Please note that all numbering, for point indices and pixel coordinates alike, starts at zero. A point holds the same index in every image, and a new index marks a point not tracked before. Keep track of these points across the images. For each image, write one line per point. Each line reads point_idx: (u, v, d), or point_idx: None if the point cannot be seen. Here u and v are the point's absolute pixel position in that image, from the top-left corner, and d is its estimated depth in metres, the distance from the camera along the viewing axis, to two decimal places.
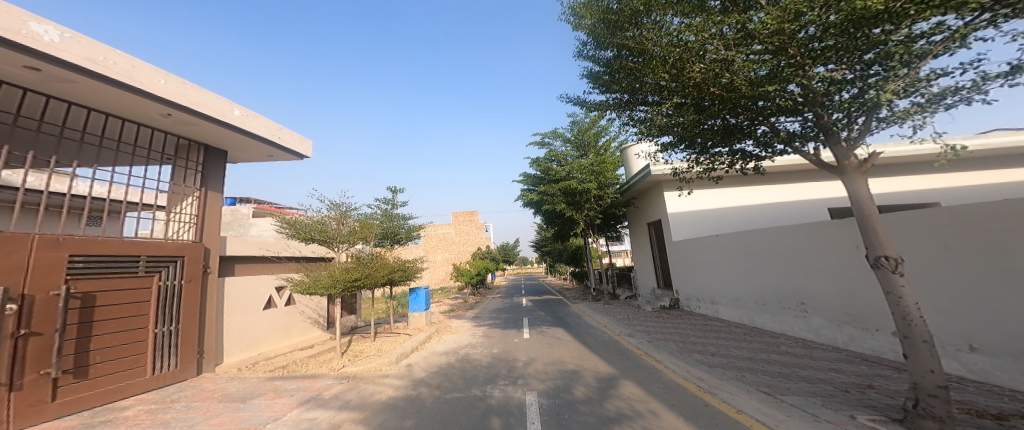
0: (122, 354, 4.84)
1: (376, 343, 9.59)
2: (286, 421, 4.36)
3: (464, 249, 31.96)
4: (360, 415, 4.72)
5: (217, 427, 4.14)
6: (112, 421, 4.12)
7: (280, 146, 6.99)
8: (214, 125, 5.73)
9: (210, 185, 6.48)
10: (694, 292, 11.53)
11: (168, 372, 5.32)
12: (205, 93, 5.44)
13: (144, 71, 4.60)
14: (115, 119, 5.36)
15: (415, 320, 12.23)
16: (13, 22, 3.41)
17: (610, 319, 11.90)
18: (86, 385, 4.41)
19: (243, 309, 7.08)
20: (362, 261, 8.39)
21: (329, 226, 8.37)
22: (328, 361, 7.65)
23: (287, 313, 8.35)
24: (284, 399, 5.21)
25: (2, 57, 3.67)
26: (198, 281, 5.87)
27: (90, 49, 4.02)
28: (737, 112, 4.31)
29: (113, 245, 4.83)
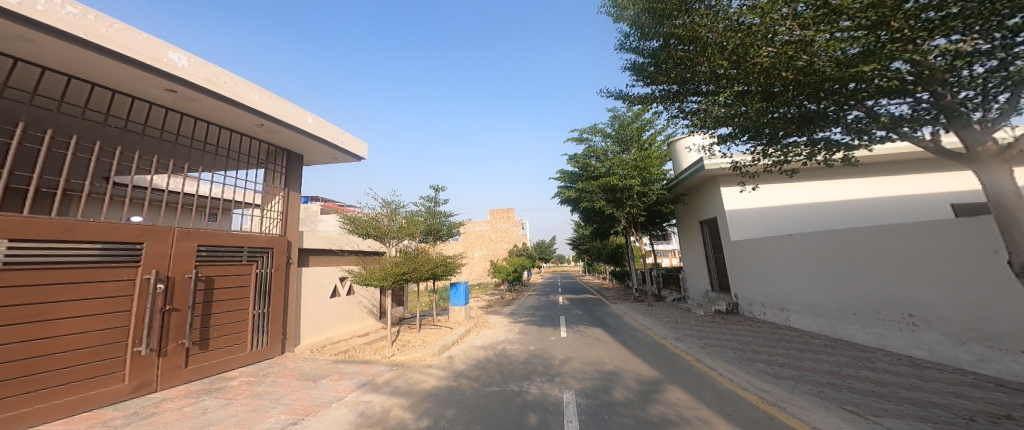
0: (229, 331, 5.71)
1: (421, 334, 10.18)
2: (347, 403, 4.88)
3: (500, 246, 32.27)
4: (408, 402, 5.12)
5: (296, 402, 4.79)
6: (223, 388, 4.94)
7: (343, 149, 7.67)
8: (294, 132, 6.51)
9: (293, 185, 7.38)
10: (752, 296, 10.23)
11: (261, 349, 6.19)
12: (286, 104, 6.19)
13: (244, 87, 5.34)
14: (225, 131, 6.29)
15: (454, 314, 12.63)
16: (156, 52, 4.22)
17: (656, 322, 11.17)
18: (205, 355, 5.27)
19: (314, 297, 7.97)
20: (409, 256, 8.96)
21: (382, 222, 9.12)
22: (380, 349, 8.27)
23: (348, 302, 9.20)
24: (346, 381, 5.82)
25: (153, 82, 4.55)
26: (283, 270, 6.76)
27: (207, 69, 4.78)
28: (820, 97, 3.82)
29: (225, 237, 5.71)
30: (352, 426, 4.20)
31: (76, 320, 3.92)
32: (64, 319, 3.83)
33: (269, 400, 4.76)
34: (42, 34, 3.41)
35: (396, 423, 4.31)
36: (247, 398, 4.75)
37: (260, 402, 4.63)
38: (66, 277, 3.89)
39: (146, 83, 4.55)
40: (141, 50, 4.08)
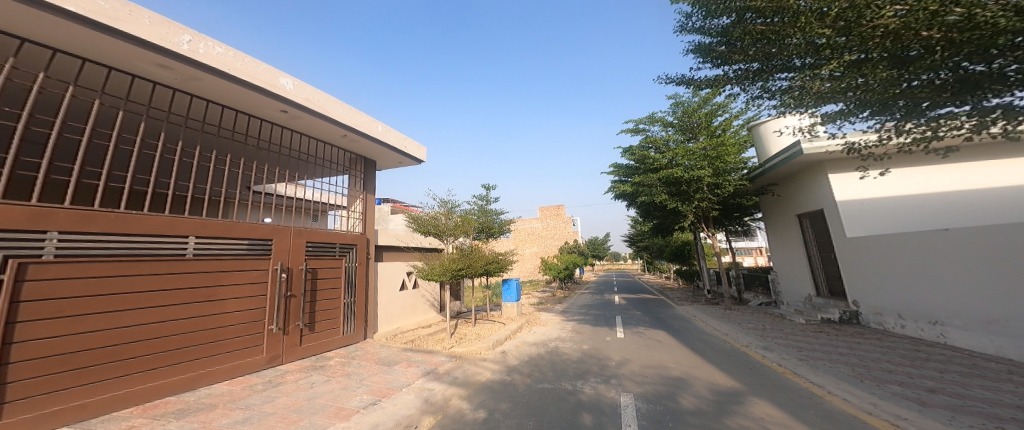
0: (327, 317, 6.50)
1: (476, 328, 10.47)
2: (413, 389, 5.20)
3: (550, 243, 31.92)
4: (465, 392, 5.28)
5: (374, 385, 5.25)
6: (324, 366, 5.62)
7: (405, 154, 8.10)
8: (367, 140, 7.08)
9: (368, 189, 8.01)
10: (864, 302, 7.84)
11: (351, 334, 6.96)
12: (360, 115, 6.72)
13: (327, 102, 5.92)
14: (321, 144, 7.09)
15: (507, 310, 12.75)
16: (271, 78, 4.94)
17: (734, 326, 8.88)
18: (313, 336, 6.11)
19: (388, 289, 8.66)
20: (464, 252, 9.19)
21: (440, 220, 9.54)
22: (441, 340, 8.64)
23: (415, 295, 9.81)
24: (413, 368, 6.20)
25: (269, 105, 5.31)
26: (363, 264, 7.56)
27: (306, 91, 5.48)
28: (991, 54, 2.85)
29: (325, 235, 6.52)
30: (418, 411, 4.46)
31: (235, 300, 4.81)
32: (224, 301, 4.68)
33: (355, 380, 5.30)
34: (191, 68, 4.14)
35: (454, 412, 4.50)
36: (340, 377, 5.36)
37: (346, 383, 5.16)
38: (225, 266, 4.73)
39: (266, 106, 5.34)
40: (260, 78, 4.77)
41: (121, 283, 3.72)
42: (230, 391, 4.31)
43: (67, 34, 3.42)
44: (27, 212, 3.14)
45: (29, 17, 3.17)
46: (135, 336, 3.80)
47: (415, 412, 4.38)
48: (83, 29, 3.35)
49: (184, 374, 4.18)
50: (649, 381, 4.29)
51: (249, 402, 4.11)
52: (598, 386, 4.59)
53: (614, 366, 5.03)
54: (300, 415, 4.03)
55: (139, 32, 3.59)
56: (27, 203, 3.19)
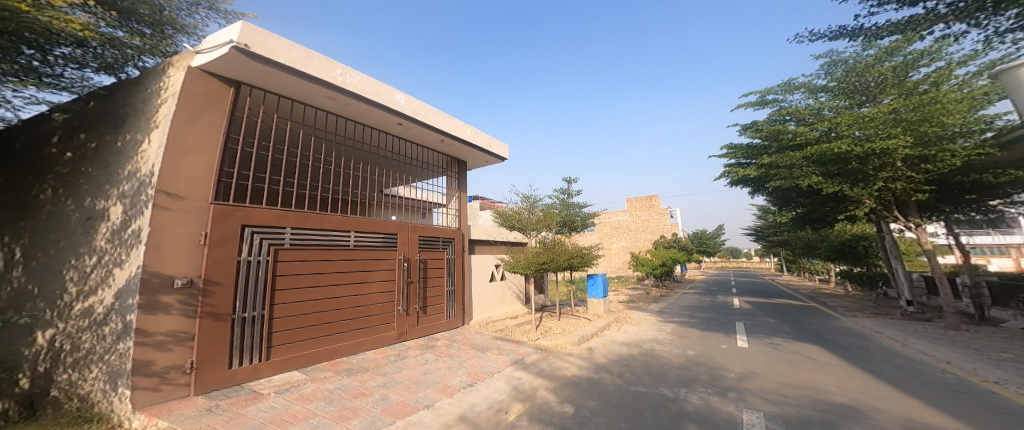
0: (435, 301, 7.24)
1: (561, 322, 10.31)
2: (503, 376, 5.30)
3: (642, 237, 29.89)
4: (552, 385, 5.18)
5: (470, 367, 5.53)
6: (433, 347, 6.23)
7: (491, 153, 8.33)
8: (459, 143, 7.53)
9: (461, 187, 8.53)
10: None
11: (453, 319, 7.61)
12: (452, 121, 7.18)
13: (426, 111, 6.46)
14: (423, 149, 7.73)
15: (593, 306, 12.24)
16: (388, 96, 5.64)
17: (961, 355, 5.64)
18: (426, 318, 6.90)
19: (479, 280, 9.07)
20: (547, 246, 9.07)
21: (523, 215, 9.66)
22: (527, 331, 8.70)
23: (503, 286, 10.08)
24: (503, 356, 6.35)
25: (388, 120, 6.07)
26: (461, 257, 8.15)
27: (415, 104, 6.16)
28: None
29: (432, 229, 7.23)
30: (508, 397, 4.56)
31: (376, 283, 5.82)
32: (375, 281, 5.80)
33: (455, 361, 5.70)
34: (346, 97, 5.09)
35: (541, 402, 4.45)
36: (444, 357, 5.82)
37: (449, 363, 5.58)
38: (369, 255, 5.76)
39: (386, 121, 6.13)
40: (382, 97, 5.50)
41: (318, 265, 4.96)
42: (374, 359, 5.23)
43: (273, 80, 4.44)
44: (272, 214, 4.44)
45: (260, 74, 4.27)
46: (326, 306, 5.04)
47: (506, 398, 4.46)
48: (277, 71, 4.26)
49: (348, 341, 5.25)
50: (788, 402, 3.65)
51: (387, 369, 4.95)
52: (707, 394, 4.15)
53: (734, 379, 4.41)
54: (416, 387, 4.53)
55: (314, 72, 4.53)
56: (274, 208, 4.56)
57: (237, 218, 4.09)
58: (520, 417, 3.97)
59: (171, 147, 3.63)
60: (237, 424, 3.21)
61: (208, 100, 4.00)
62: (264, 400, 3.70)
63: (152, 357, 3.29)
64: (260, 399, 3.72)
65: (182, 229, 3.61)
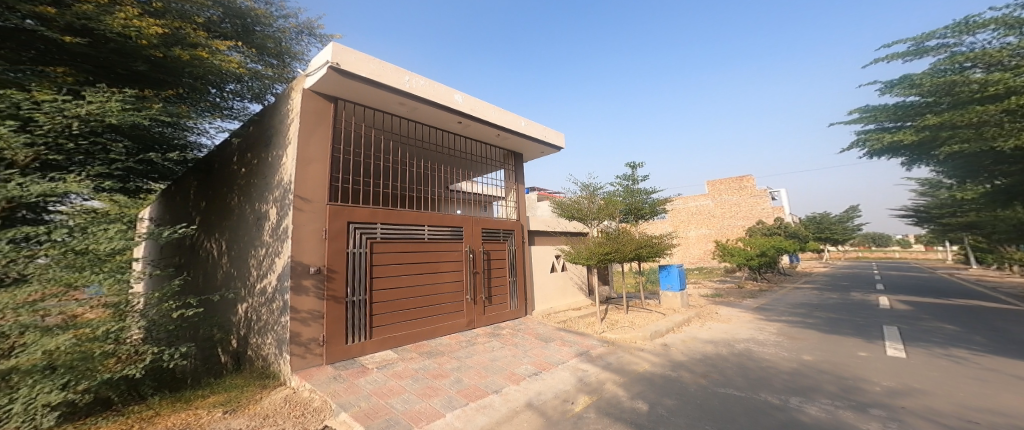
0: (500, 291, 7.34)
1: (629, 316, 9.74)
2: (568, 367, 5.08)
3: (728, 223, 27.23)
4: (621, 379, 4.83)
5: (533, 356, 5.41)
6: (498, 335, 6.32)
7: (548, 144, 8.03)
8: (514, 137, 7.43)
9: (520, 180, 8.44)
10: None
11: (517, 309, 7.59)
12: (506, 114, 7.08)
13: (481, 107, 6.50)
14: (482, 144, 7.78)
15: (668, 300, 11.33)
16: (445, 96, 5.85)
17: None
18: (492, 308, 7.04)
19: (539, 271, 8.92)
20: (611, 236, 8.56)
21: (582, 205, 9.24)
22: (591, 324, 8.33)
23: (563, 277, 9.76)
24: (567, 348, 6.09)
25: (448, 119, 6.29)
26: (523, 248, 8.11)
27: (472, 102, 6.31)
28: None
29: (493, 222, 7.32)
30: (574, 388, 4.40)
31: (444, 274, 6.20)
32: (446, 271, 6.22)
33: (520, 349, 5.67)
34: (415, 102, 5.54)
35: (610, 396, 4.18)
36: (509, 345, 5.83)
37: (514, 351, 5.57)
38: (438, 248, 6.15)
39: (447, 121, 6.37)
40: (443, 98, 5.83)
41: (396, 257, 5.53)
42: (450, 344, 5.62)
43: (354, 92, 5.09)
44: (365, 213, 5.25)
45: (346, 88, 4.98)
46: (407, 293, 5.63)
47: (572, 390, 4.31)
48: (360, 84, 4.91)
49: (424, 327, 5.74)
50: None
51: (460, 354, 5.26)
52: (835, 410, 3.47)
53: (876, 394, 3.71)
54: (486, 372, 4.67)
55: (388, 81, 5.07)
56: (368, 207, 5.36)
57: (343, 216, 4.99)
58: (588, 409, 3.84)
59: (300, 159, 4.75)
60: (352, 392, 3.96)
61: (317, 118, 4.97)
62: (370, 374, 4.43)
63: (300, 330, 4.38)
64: (365, 373, 4.44)
65: (308, 227, 4.63)
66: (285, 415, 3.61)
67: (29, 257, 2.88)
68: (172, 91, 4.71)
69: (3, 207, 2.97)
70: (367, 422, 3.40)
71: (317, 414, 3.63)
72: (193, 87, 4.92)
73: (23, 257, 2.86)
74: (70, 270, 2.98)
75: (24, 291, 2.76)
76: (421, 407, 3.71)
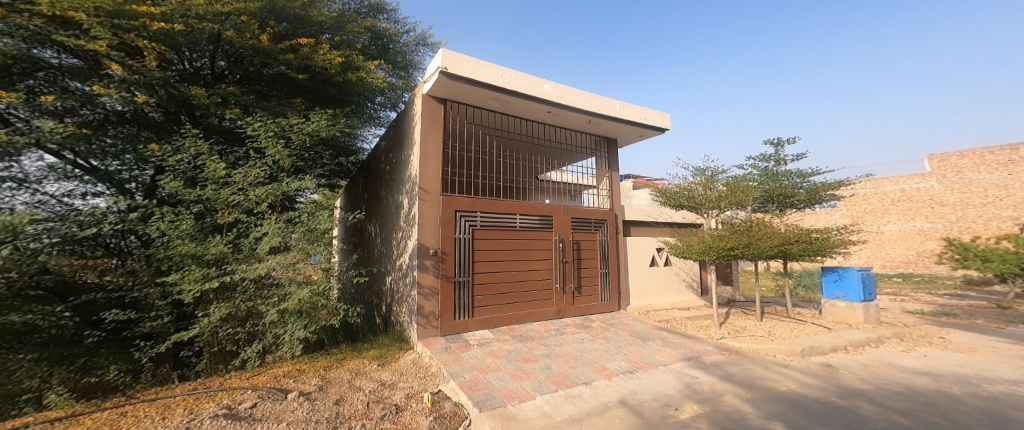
0: (590, 283, 7.40)
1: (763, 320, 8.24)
2: (672, 371, 4.80)
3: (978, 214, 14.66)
4: (747, 394, 4.19)
5: (630, 354, 5.33)
6: (588, 327, 6.43)
7: (647, 126, 7.56)
8: (608, 121, 7.29)
9: (614, 167, 8.23)
10: None
11: (608, 302, 7.57)
12: (600, 99, 7.00)
13: (571, 94, 6.62)
14: (573, 132, 7.86)
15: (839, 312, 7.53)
16: (535, 86, 6.20)
17: None
18: (581, 298, 7.19)
19: (637, 264, 8.53)
20: (737, 228, 6.99)
21: (696, 192, 7.81)
22: (702, 326, 7.47)
23: (666, 272, 9.05)
24: (671, 349, 5.65)
25: (539, 108, 6.63)
26: (616, 239, 7.96)
27: (561, 90, 6.49)
28: None
29: (582, 211, 7.42)
30: (679, 394, 4.12)
31: (535, 261, 6.64)
32: (537, 259, 6.66)
33: (614, 345, 5.64)
34: (509, 95, 6.09)
35: (729, 411, 3.71)
36: (601, 338, 5.89)
37: (608, 346, 5.57)
38: (530, 234, 6.62)
39: (537, 110, 6.71)
40: (534, 89, 6.20)
41: (492, 243, 6.22)
42: (540, 330, 6.01)
43: (459, 92, 5.95)
44: (467, 202, 6.09)
45: (452, 88, 5.83)
46: (501, 278, 6.28)
47: (676, 395, 4.06)
48: (463, 83, 5.67)
49: (516, 310, 6.33)
50: None
51: (550, 341, 5.57)
52: None
53: None
54: (576, 363, 4.83)
55: (485, 78, 5.70)
56: (471, 196, 6.20)
57: (451, 205, 5.92)
58: (696, 419, 3.54)
59: (422, 155, 5.86)
60: (456, 363, 4.65)
61: (430, 118, 6.03)
62: (471, 350, 5.11)
63: (423, 303, 5.44)
64: (469, 348, 5.16)
65: (427, 214, 5.69)
66: (414, 376, 4.57)
67: (291, 232, 4.51)
68: (348, 108, 6.88)
69: (280, 199, 4.73)
70: (469, 392, 3.93)
71: (434, 378, 4.47)
72: (354, 104, 6.95)
73: (288, 232, 4.50)
74: (309, 243, 4.55)
75: (289, 256, 4.43)
76: (513, 386, 4.11)
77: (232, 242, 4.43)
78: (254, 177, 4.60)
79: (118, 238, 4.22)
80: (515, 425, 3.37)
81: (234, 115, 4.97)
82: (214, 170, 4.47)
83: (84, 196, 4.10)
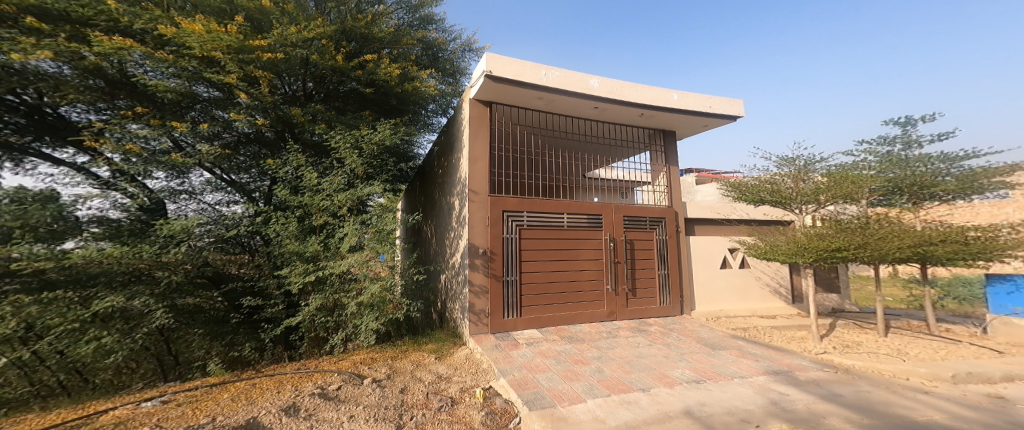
0: (647, 285, 7.26)
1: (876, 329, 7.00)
2: (753, 384, 4.29)
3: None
4: (863, 418, 3.45)
5: (696, 363, 5.05)
6: (645, 331, 6.36)
7: (712, 115, 7.12)
8: (664, 113, 7.03)
9: (671, 162, 7.94)
10: None
11: (668, 306, 7.33)
12: (653, 90, 6.81)
13: (620, 87, 6.55)
14: (624, 127, 7.79)
15: None
16: (580, 81, 6.27)
17: None
18: (636, 300, 7.09)
19: (704, 267, 8.07)
20: (845, 228, 5.14)
21: (784, 184, 5.95)
22: (789, 335, 6.70)
23: (742, 275, 8.37)
24: (751, 361, 5.10)
25: (586, 104, 6.66)
26: (675, 238, 7.66)
27: (609, 85, 6.47)
28: None
29: (635, 210, 7.28)
30: (762, 410, 3.64)
31: (586, 261, 6.76)
32: (586, 258, 6.75)
33: (676, 353, 5.42)
34: (553, 93, 6.24)
35: None
36: (659, 344, 5.77)
37: (669, 354, 5.37)
38: (580, 233, 6.75)
39: (584, 107, 6.75)
40: (579, 85, 6.27)
41: (543, 242, 6.50)
42: (591, 332, 6.13)
43: (505, 94, 6.27)
44: (513, 201, 6.39)
45: (499, 91, 6.15)
46: (550, 278, 6.49)
47: (758, 411, 3.61)
48: (509, 86, 5.95)
49: (569, 311, 6.51)
50: None
51: (601, 344, 5.64)
52: None
53: None
54: (630, 369, 4.81)
55: (530, 79, 5.92)
56: (518, 197, 6.51)
57: (500, 205, 6.26)
58: None
59: (471, 158, 6.27)
60: (507, 361, 4.95)
61: (478, 121, 6.43)
62: (519, 349, 5.42)
63: (473, 301, 5.84)
64: (518, 347, 5.45)
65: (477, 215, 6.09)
66: (467, 371, 5.00)
67: (364, 233, 5.10)
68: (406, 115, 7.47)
69: (353, 203, 5.32)
70: (519, 390, 4.14)
71: (485, 374, 4.81)
72: (413, 113, 7.52)
73: (362, 232, 5.10)
74: (378, 242, 5.12)
75: (363, 254, 5.04)
76: (563, 387, 4.25)
77: (321, 241, 5.19)
78: (336, 184, 5.25)
79: (248, 237, 5.22)
80: (566, 426, 3.42)
81: (323, 130, 5.64)
82: (311, 180, 5.24)
83: (228, 204, 5.29)
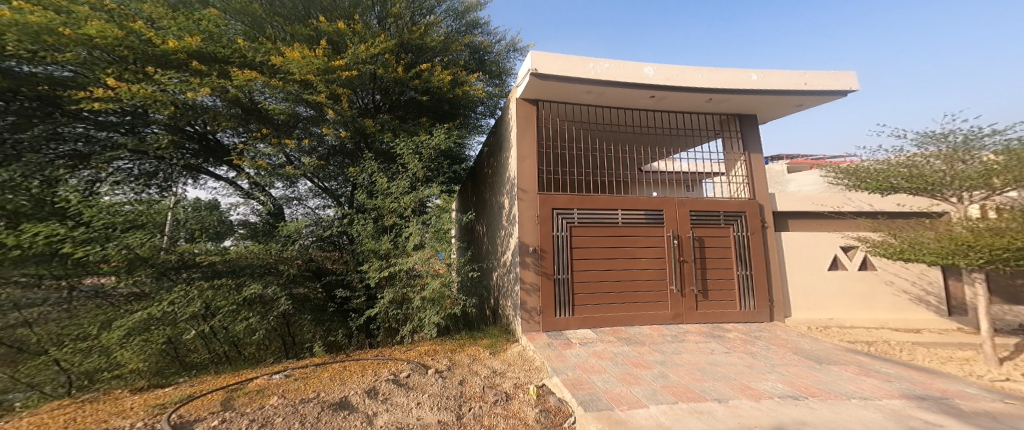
0: (720, 287, 5.88)
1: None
2: (885, 409, 2.94)
3: None
4: None
5: (792, 376, 3.72)
6: (720, 337, 5.08)
7: (812, 93, 5.56)
8: (741, 96, 5.72)
9: (752, 148, 6.43)
10: None
11: (750, 311, 5.86)
12: (726, 70, 5.55)
13: (683, 73, 5.45)
14: (689, 115, 6.55)
15: None
16: (632, 71, 5.35)
17: None
18: (709, 304, 5.80)
19: (802, 266, 6.16)
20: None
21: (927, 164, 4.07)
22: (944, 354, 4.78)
23: (863, 279, 6.19)
24: (881, 380, 3.61)
25: (640, 94, 5.70)
26: (761, 235, 6.11)
27: (668, 71, 5.43)
28: None
29: (706, 202, 5.98)
30: None
31: (637, 262, 5.69)
32: (641, 257, 5.69)
33: (764, 363, 4.11)
34: (602, 86, 5.40)
35: None
36: (741, 352, 4.51)
37: (753, 363, 4.10)
38: (631, 234, 5.70)
39: (638, 96, 5.79)
40: (632, 74, 5.33)
41: (585, 239, 5.59)
42: (649, 335, 5.12)
43: (548, 91, 5.54)
44: (564, 198, 5.56)
45: (540, 89, 5.49)
46: (590, 277, 5.56)
47: None
48: (554, 82, 5.25)
49: (614, 313, 5.50)
50: None
51: (664, 348, 4.64)
52: None
53: None
54: (702, 376, 3.72)
55: (575, 73, 5.17)
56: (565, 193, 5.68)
57: (547, 204, 5.50)
58: None
59: (519, 156, 5.62)
60: (560, 360, 4.26)
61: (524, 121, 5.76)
62: (574, 348, 4.68)
63: (524, 298, 5.21)
64: (571, 346, 4.73)
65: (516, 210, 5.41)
66: (520, 368, 4.40)
67: (425, 232, 4.93)
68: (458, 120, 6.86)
69: (413, 207, 5.11)
70: (575, 390, 3.43)
71: (539, 372, 4.20)
72: (465, 116, 6.92)
73: (420, 232, 4.92)
74: (438, 241, 4.90)
75: (425, 252, 4.81)
76: (620, 391, 3.41)
77: (393, 236, 5.10)
78: (398, 188, 5.08)
79: (337, 237, 5.28)
80: None
81: (392, 139, 5.54)
82: (382, 185, 5.17)
83: (323, 206, 5.45)
